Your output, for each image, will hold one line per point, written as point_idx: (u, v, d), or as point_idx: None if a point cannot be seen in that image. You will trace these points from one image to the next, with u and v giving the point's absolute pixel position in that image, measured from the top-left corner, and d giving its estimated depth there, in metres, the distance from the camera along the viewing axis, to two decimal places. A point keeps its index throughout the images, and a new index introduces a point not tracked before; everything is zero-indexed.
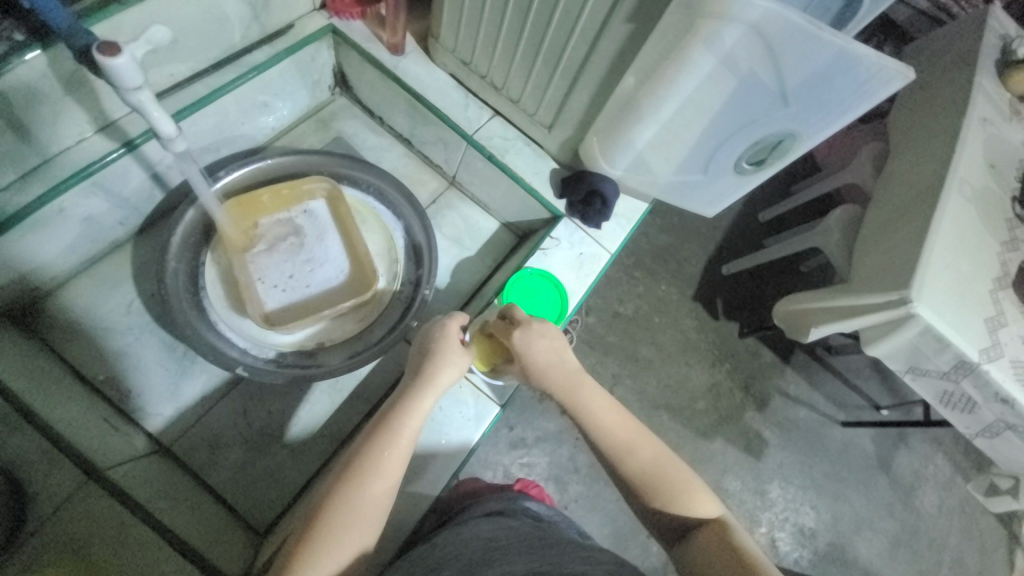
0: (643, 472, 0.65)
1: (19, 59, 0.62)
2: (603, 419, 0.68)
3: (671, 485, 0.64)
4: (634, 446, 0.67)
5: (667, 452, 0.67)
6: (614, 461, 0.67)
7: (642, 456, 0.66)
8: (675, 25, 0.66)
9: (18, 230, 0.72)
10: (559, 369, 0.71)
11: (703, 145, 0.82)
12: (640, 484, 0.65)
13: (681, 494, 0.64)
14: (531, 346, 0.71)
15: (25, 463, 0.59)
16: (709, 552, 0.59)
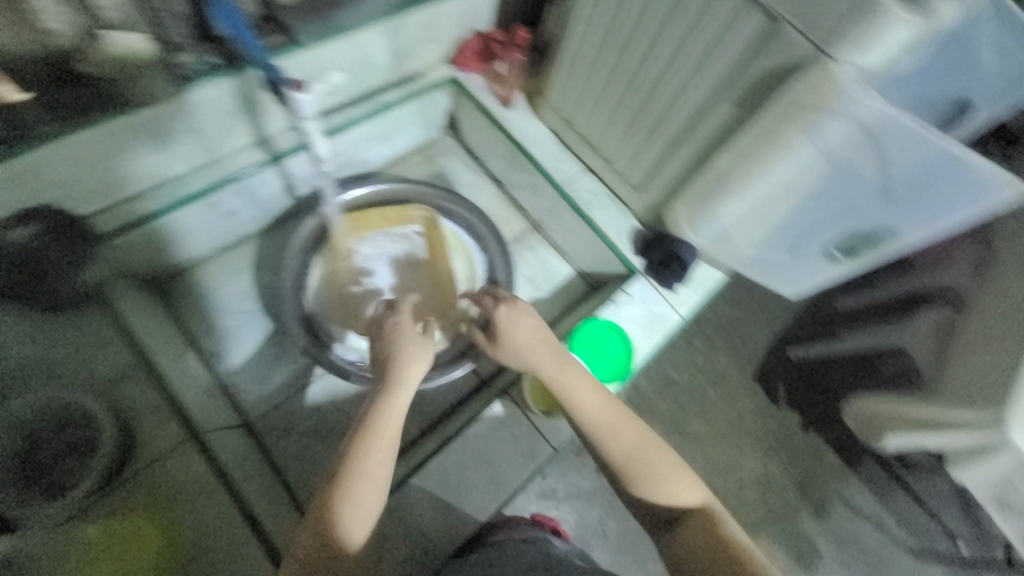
0: (625, 461, 0.65)
1: (212, 79, 0.76)
2: (586, 409, 0.66)
3: (655, 470, 0.65)
4: (621, 434, 0.66)
5: (652, 438, 0.67)
6: (600, 446, 0.66)
7: (626, 440, 0.66)
8: (778, 119, 0.69)
9: (175, 213, 0.85)
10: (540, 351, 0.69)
11: (794, 226, 0.84)
12: (625, 469, 0.65)
13: (660, 482, 0.64)
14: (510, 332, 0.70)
15: (140, 416, 0.72)
16: (693, 545, 0.61)
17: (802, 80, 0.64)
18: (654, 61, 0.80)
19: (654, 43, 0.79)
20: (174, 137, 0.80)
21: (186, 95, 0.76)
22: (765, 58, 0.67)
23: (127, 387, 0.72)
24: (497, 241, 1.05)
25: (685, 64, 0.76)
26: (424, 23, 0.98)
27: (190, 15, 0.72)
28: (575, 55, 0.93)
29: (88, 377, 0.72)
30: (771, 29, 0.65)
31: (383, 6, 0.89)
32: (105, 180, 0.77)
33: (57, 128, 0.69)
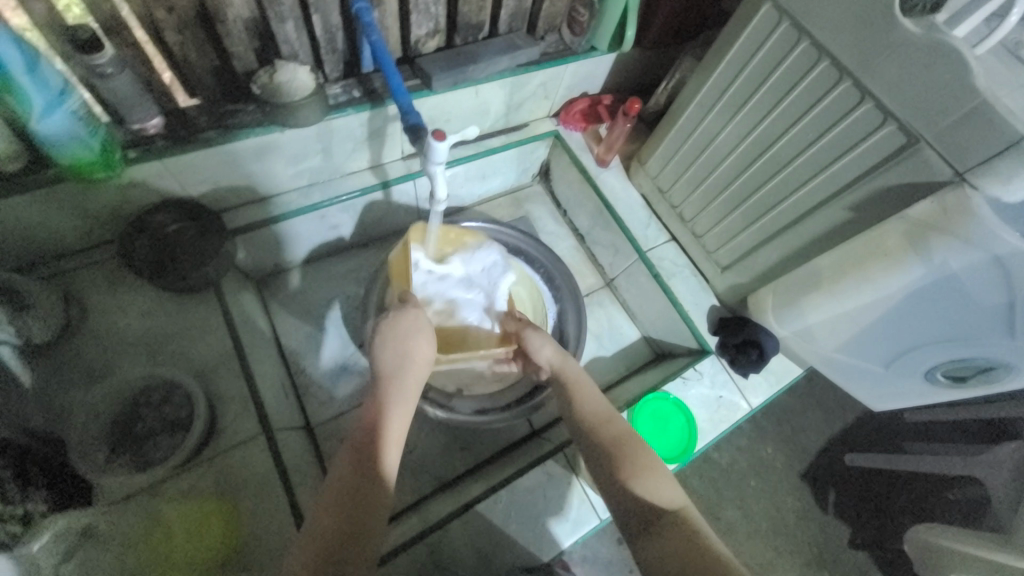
0: (614, 444, 0.65)
1: (352, 111, 0.85)
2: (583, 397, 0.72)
3: (635, 461, 0.62)
4: (604, 421, 0.68)
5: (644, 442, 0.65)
6: (589, 433, 0.68)
7: (606, 431, 0.67)
8: (897, 233, 0.68)
9: (291, 220, 0.93)
10: (553, 348, 0.81)
11: (893, 342, 0.80)
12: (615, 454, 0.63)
13: (647, 473, 0.60)
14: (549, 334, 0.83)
15: (225, 401, 0.75)
16: (670, 544, 0.51)
17: (931, 203, 0.63)
18: (768, 154, 0.81)
19: (771, 138, 0.79)
20: (308, 156, 0.89)
21: (329, 121, 0.84)
22: (893, 173, 0.66)
23: (220, 372, 0.77)
24: (572, 294, 1.07)
25: (802, 163, 0.76)
26: (541, 82, 1.04)
27: (344, 52, 0.85)
28: (684, 132, 0.95)
29: (187, 363, 0.77)
30: (906, 148, 0.64)
31: (510, 64, 0.96)
32: (243, 185, 0.87)
33: (219, 135, 0.77)
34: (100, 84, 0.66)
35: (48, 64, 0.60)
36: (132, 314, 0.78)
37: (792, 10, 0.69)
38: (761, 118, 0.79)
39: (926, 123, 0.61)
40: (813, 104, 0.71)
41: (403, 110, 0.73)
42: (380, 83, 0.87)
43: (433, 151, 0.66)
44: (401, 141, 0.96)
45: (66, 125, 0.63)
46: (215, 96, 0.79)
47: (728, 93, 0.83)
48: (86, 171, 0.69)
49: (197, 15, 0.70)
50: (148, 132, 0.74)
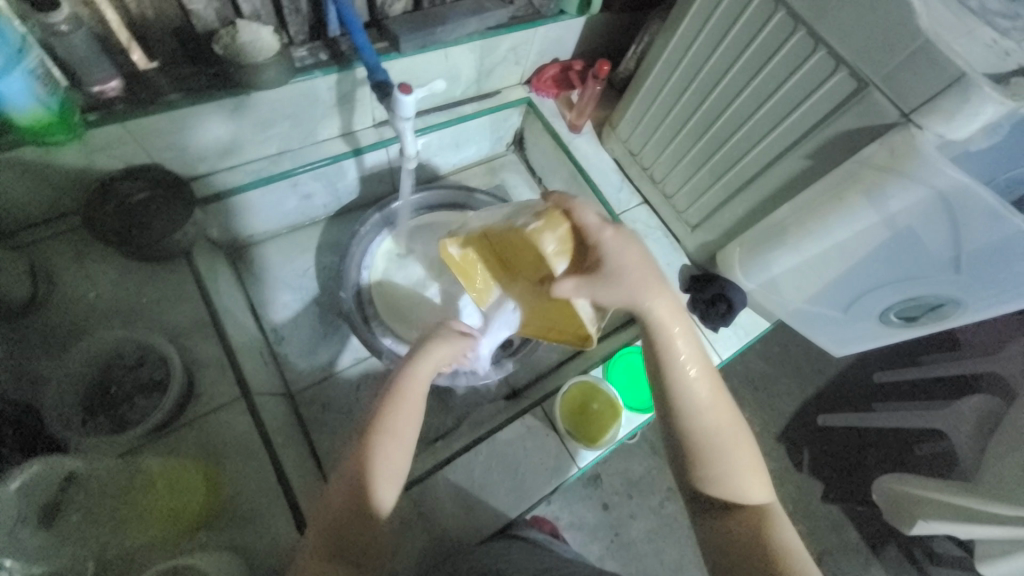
0: (715, 434, 0.59)
1: (319, 73, 0.84)
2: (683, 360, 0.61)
3: (733, 457, 0.59)
4: (714, 402, 0.60)
5: (743, 430, 0.61)
6: (689, 414, 0.60)
7: (711, 415, 0.60)
8: (847, 177, 0.71)
9: (262, 188, 0.93)
10: (629, 292, 0.62)
11: (849, 287, 0.84)
12: (709, 449, 0.59)
13: (734, 460, 0.59)
14: (620, 259, 0.62)
15: (203, 367, 0.76)
16: (739, 539, 0.56)
17: (879, 145, 0.66)
18: (732, 108, 0.83)
19: (735, 92, 0.81)
20: (275, 121, 0.88)
21: (295, 85, 0.83)
22: (845, 119, 0.69)
23: (197, 339, 0.77)
24: None
25: (764, 114, 0.79)
26: (511, 47, 1.05)
27: (309, 12, 0.84)
28: (653, 92, 0.96)
29: (161, 328, 0.77)
30: (856, 93, 0.66)
31: (479, 26, 0.96)
32: (208, 151, 0.85)
33: (182, 98, 0.76)
34: (55, 42, 0.64)
35: (3, 19, 0.58)
36: (104, 283, 0.78)
37: None
38: (725, 72, 0.81)
39: (873, 66, 0.63)
40: (771, 56, 0.74)
41: (370, 67, 0.74)
42: (349, 46, 0.87)
43: (401, 104, 0.67)
44: (372, 106, 0.96)
45: (24, 84, 0.61)
46: (178, 58, 0.78)
47: (694, 48, 0.84)
48: (45, 134, 0.68)
49: None
50: (107, 95, 0.73)
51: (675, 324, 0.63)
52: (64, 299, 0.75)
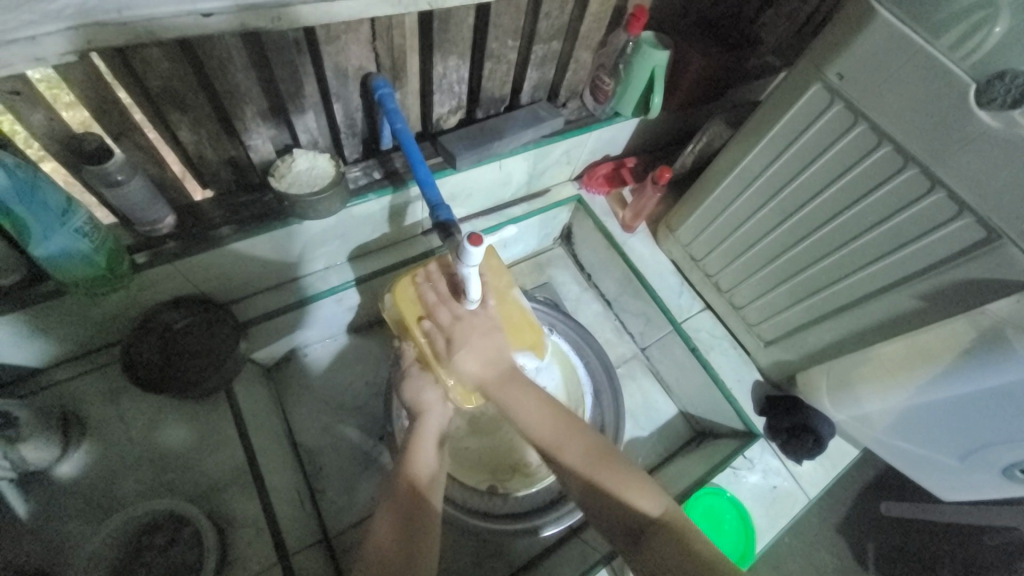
0: (579, 465, 0.63)
1: (373, 195, 0.80)
2: (528, 420, 0.67)
3: (605, 479, 0.62)
4: (562, 439, 0.66)
5: (605, 453, 0.64)
6: (553, 457, 0.65)
7: (567, 454, 0.65)
8: (974, 329, 0.63)
9: (304, 308, 0.87)
10: (477, 364, 0.69)
11: (968, 435, 0.73)
12: (588, 480, 0.62)
13: (614, 479, 0.62)
14: (464, 357, 0.69)
15: (234, 525, 0.69)
16: (659, 559, 0.55)
17: (1015, 301, 0.58)
18: (818, 233, 0.75)
19: (824, 218, 0.74)
20: (324, 241, 0.83)
21: (347, 208, 0.79)
22: (971, 267, 0.61)
23: (231, 490, 0.72)
24: (606, 376, 1.01)
25: (863, 244, 0.71)
26: (564, 150, 1.00)
27: (364, 132, 0.81)
28: (716, 206, 0.90)
29: (192, 487, 0.71)
30: (985, 242, 0.59)
31: (534, 135, 0.92)
32: (253, 276, 0.81)
33: (233, 232, 0.72)
34: (108, 192, 0.61)
35: (48, 185, 0.54)
36: (136, 433, 0.72)
37: (847, 93, 0.64)
38: (809, 198, 0.74)
39: (1010, 219, 0.56)
40: (871, 188, 0.66)
41: (432, 204, 0.70)
42: (402, 163, 0.83)
43: (468, 254, 0.61)
44: (421, 217, 0.91)
45: (67, 246, 0.57)
46: (229, 187, 0.75)
47: (771, 170, 0.77)
48: (90, 285, 0.63)
49: (216, 113, 0.65)
50: (159, 233, 0.69)
51: (507, 380, 0.70)
52: (91, 453, 0.70)
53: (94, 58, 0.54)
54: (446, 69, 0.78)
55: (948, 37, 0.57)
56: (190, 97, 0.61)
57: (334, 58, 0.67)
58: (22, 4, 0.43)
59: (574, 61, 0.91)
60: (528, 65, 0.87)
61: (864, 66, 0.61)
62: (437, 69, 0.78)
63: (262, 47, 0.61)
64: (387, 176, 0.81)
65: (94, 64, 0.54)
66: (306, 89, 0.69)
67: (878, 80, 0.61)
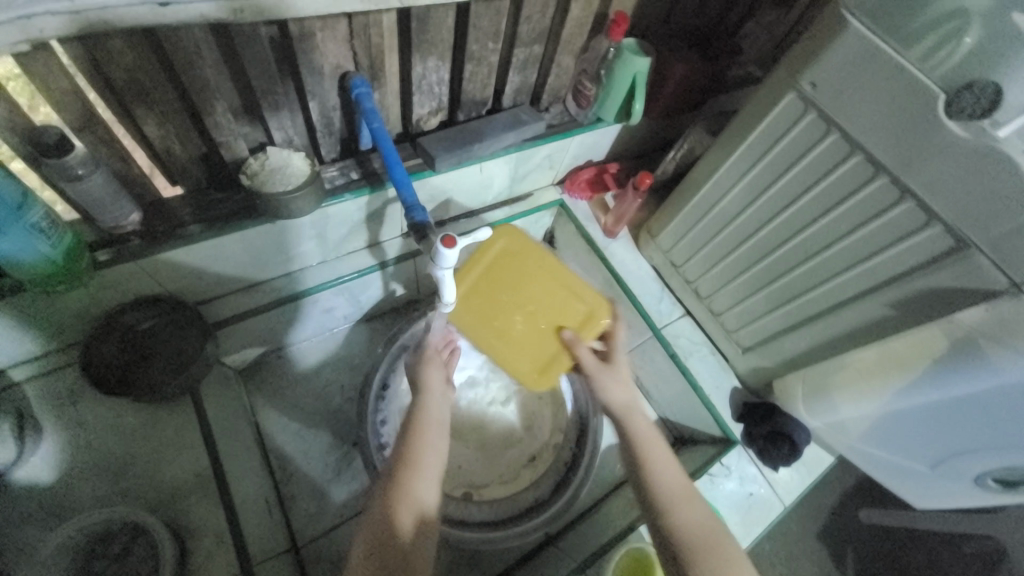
0: (692, 531, 0.58)
1: (349, 195, 0.79)
2: (656, 464, 0.64)
3: (716, 558, 0.55)
4: (683, 499, 0.61)
5: (724, 538, 0.58)
6: (665, 513, 0.60)
7: (685, 514, 0.60)
8: (943, 337, 0.64)
9: (279, 309, 0.85)
10: (622, 393, 0.71)
11: (939, 443, 0.74)
12: (693, 549, 0.56)
13: (726, 554, 0.56)
14: (607, 376, 0.72)
15: (196, 535, 0.68)
16: None
17: (984, 310, 0.59)
18: (795, 241, 0.76)
19: (798, 226, 0.74)
20: (300, 242, 0.81)
21: (322, 208, 0.77)
22: (940, 276, 0.62)
23: (194, 497, 0.70)
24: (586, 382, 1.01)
25: (837, 252, 0.71)
26: (547, 154, 1.00)
27: (341, 132, 0.80)
28: (695, 213, 0.90)
29: (152, 495, 0.69)
30: (955, 251, 0.59)
31: (516, 139, 0.92)
32: (225, 277, 0.78)
33: (202, 231, 0.70)
34: (69, 187, 0.59)
35: (4, 178, 0.52)
36: (93, 439, 0.70)
37: (819, 102, 0.65)
38: (785, 207, 0.75)
39: (978, 229, 0.56)
40: (844, 197, 0.67)
41: (407, 205, 0.69)
42: (380, 164, 0.82)
43: (441, 256, 0.60)
44: (400, 220, 0.90)
45: (26, 243, 0.55)
46: (200, 185, 0.73)
47: (748, 178, 0.78)
48: (48, 284, 0.61)
49: (185, 108, 0.63)
50: (123, 231, 0.67)
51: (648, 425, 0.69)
52: (45, 459, 0.67)
53: (55, 49, 0.52)
54: (425, 70, 0.78)
55: (918, 48, 0.58)
56: (156, 90, 0.59)
57: (308, 55, 0.66)
58: None
59: (556, 66, 0.91)
60: (509, 69, 0.87)
61: (837, 75, 0.62)
62: (416, 70, 0.77)
63: (232, 41, 0.59)
64: (365, 177, 0.80)
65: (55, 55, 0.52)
66: (280, 86, 0.67)
67: (850, 90, 0.61)
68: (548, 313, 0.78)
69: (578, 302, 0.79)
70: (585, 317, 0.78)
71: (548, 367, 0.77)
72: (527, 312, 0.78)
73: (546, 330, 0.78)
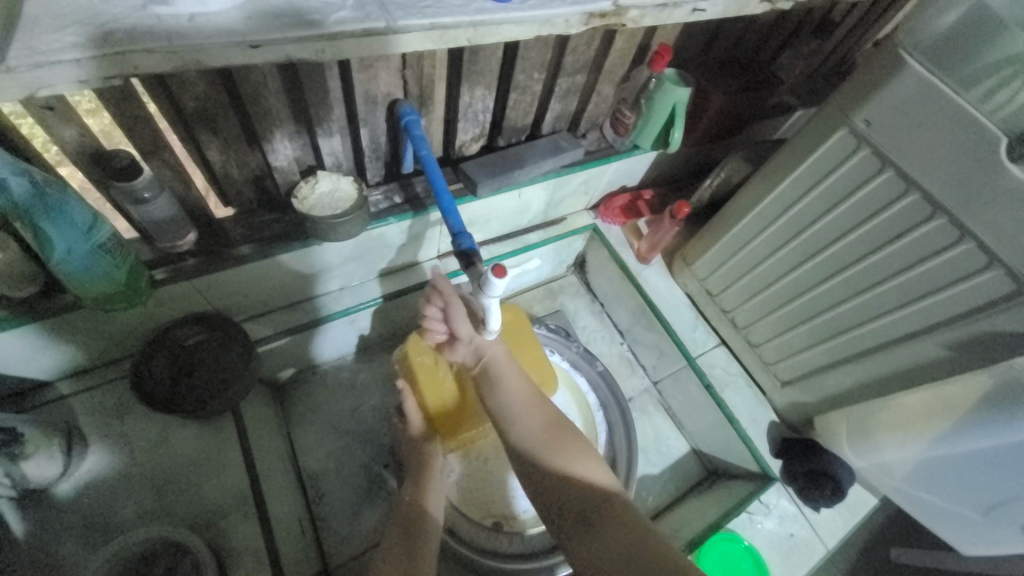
0: (536, 434, 0.69)
1: (393, 218, 0.80)
2: (504, 394, 0.73)
3: (556, 455, 0.67)
4: (524, 411, 0.71)
5: (556, 424, 0.71)
6: (515, 433, 0.70)
7: (523, 424, 0.70)
8: (1002, 382, 0.62)
9: (316, 328, 0.86)
10: (472, 345, 0.76)
11: (993, 490, 0.71)
12: (539, 449, 0.68)
13: (563, 454, 0.67)
14: (469, 331, 0.75)
15: (236, 556, 0.68)
16: (618, 536, 0.58)
17: None
18: (841, 277, 0.74)
19: (845, 262, 0.73)
20: (341, 263, 0.82)
21: (367, 231, 0.79)
22: (1003, 320, 0.60)
23: (235, 519, 0.70)
24: (619, 409, 1.00)
25: (887, 290, 0.70)
26: (583, 180, 1.01)
27: (387, 156, 0.81)
28: (733, 244, 0.90)
29: (194, 512, 0.70)
30: (1018, 295, 0.58)
31: (554, 165, 0.93)
32: (269, 295, 0.79)
33: (253, 251, 0.71)
34: (133, 208, 0.60)
35: (76, 201, 0.53)
36: (139, 453, 0.71)
37: (874, 139, 0.64)
38: (833, 241, 0.73)
39: None
40: (899, 234, 0.65)
41: (453, 231, 0.69)
42: (423, 188, 0.83)
43: (490, 285, 0.60)
44: (438, 242, 0.91)
45: (92, 264, 0.56)
46: (251, 206, 0.75)
47: (795, 209, 0.76)
48: (108, 302, 0.62)
49: (245, 134, 0.65)
50: (178, 250, 0.68)
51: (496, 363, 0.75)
52: (92, 474, 0.68)
53: (132, 78, 0.53)
54: (471, 98, 0.79)
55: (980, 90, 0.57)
56: (221, 118, 0.61)
57: (364, 84, 0.67)
58: (71, 21, 0.43)
59: (597, 94, 0.92)
60: (551, 97, 0.88)
61: (895, 113, 0.61)
62: (463, 98, 0.78)
63: (295, 72, 0.61)
64: (408, 201, 0.82)
65: (131, 84, 0.54)
66: (335, 114, 0.69)
67: (909, 128, 0.60)
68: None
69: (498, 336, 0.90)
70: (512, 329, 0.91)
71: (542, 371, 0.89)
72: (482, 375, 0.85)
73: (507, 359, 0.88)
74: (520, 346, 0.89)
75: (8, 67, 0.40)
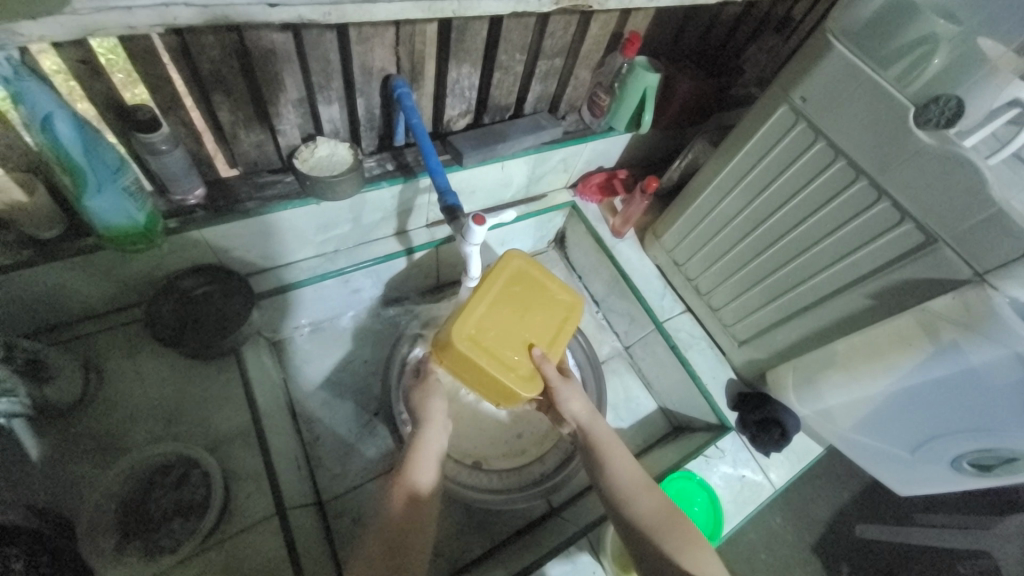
0: (651, 517, 0.67)
1: (383, 182, 0.87)
2: (615, 465, 0.72)
3: (673, 537, 0.65)
4: (640, 494, 0.69)
5: (675, 514, 0.68)
6: (623, 503, 0.69)
7: (645, 506, 0.68)
8: (914, 324, 0.71)
9: (312, 285, 0.93)
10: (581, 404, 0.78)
11: (918, 427, 0.80)
12: (653, 530, 0.65)
13: (695, 551, 0.63)
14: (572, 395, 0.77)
15: (236, 479, 0.74)
16: None
17: (952, 297, 0.66)
18: (785, 240, 0.84)
19: (788, 225, 0.82)
20: (335, 224, 0.89)
21: (360, 194, 0.86)
22: (915, 267, 0.69)
23: (236, 448, 0.76)
24: (592, 368, 1.09)
25: (824, 248, 0.79)
26: (561, 158, 1.09)
27: (381, 127, 0.89)
28: (696, 217, 0.98)
29: (199, 440, 0.76)
30: (924, 245, 0.68)
31: (534, 141, 1.01)
32: (269, 251, 0.87)
33: (257, 207, 0.78)
34: (152, 159, 0.67)
35: (104, 143, 0.60)
36: (149, 388, 0.78)
37: (809, 113, 0.73)
38: (778, 207, 0.82)
39: (944, 225, 0.64)
40: (831, 198, 0.75)
41: (440, 189, 0.77)
42: (414, 157, 0.91)
43: (471, 232, 0.69)
44: (428, 208, 0.99)
45: (115, 200, 0.62)
46: (255, 167, 0.82)
47: (747, 179, 0.85)
48: (123, 241, 0.68)
49: (252, 98, 0.72)
50: (188, 203, 0.75)
51: (595, 424, 0.77)
52: (103, 405, 0.75)
53: (154, 37, 0.60)
54: (458, 75, 0.87)
55: (893, 70, 0.66)
56: (231, 81, 0.68)
57: (361, 56, 0.75)
58: None
59: (574, 78, 1.00)
60: (532, 78, 0.96)
61: (826, 89, 0.70)
62: (451, 75, 0.86)
63: (301, 41, 0.69)
64: (400, 169, 0.89)
65: (153, 44, 0.61)
66: (334, 82, 0.76)
67: (835, 102, 0.70)
68: (518, 296, 0.78)
69: (511, 286, 0.77)
70: (522, 275, 0.78)
71: (568, 296, 0.80)
72: (508, 321, 0.76)
73: (532, 303, 0.78)
74: (542, 288, 0.79)
75: (73, 10, 0.49)
